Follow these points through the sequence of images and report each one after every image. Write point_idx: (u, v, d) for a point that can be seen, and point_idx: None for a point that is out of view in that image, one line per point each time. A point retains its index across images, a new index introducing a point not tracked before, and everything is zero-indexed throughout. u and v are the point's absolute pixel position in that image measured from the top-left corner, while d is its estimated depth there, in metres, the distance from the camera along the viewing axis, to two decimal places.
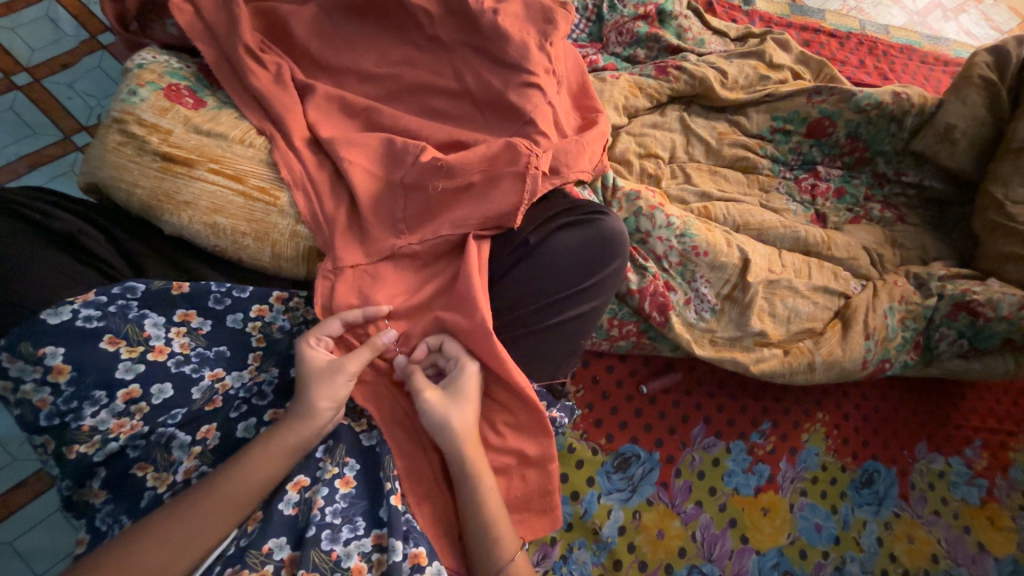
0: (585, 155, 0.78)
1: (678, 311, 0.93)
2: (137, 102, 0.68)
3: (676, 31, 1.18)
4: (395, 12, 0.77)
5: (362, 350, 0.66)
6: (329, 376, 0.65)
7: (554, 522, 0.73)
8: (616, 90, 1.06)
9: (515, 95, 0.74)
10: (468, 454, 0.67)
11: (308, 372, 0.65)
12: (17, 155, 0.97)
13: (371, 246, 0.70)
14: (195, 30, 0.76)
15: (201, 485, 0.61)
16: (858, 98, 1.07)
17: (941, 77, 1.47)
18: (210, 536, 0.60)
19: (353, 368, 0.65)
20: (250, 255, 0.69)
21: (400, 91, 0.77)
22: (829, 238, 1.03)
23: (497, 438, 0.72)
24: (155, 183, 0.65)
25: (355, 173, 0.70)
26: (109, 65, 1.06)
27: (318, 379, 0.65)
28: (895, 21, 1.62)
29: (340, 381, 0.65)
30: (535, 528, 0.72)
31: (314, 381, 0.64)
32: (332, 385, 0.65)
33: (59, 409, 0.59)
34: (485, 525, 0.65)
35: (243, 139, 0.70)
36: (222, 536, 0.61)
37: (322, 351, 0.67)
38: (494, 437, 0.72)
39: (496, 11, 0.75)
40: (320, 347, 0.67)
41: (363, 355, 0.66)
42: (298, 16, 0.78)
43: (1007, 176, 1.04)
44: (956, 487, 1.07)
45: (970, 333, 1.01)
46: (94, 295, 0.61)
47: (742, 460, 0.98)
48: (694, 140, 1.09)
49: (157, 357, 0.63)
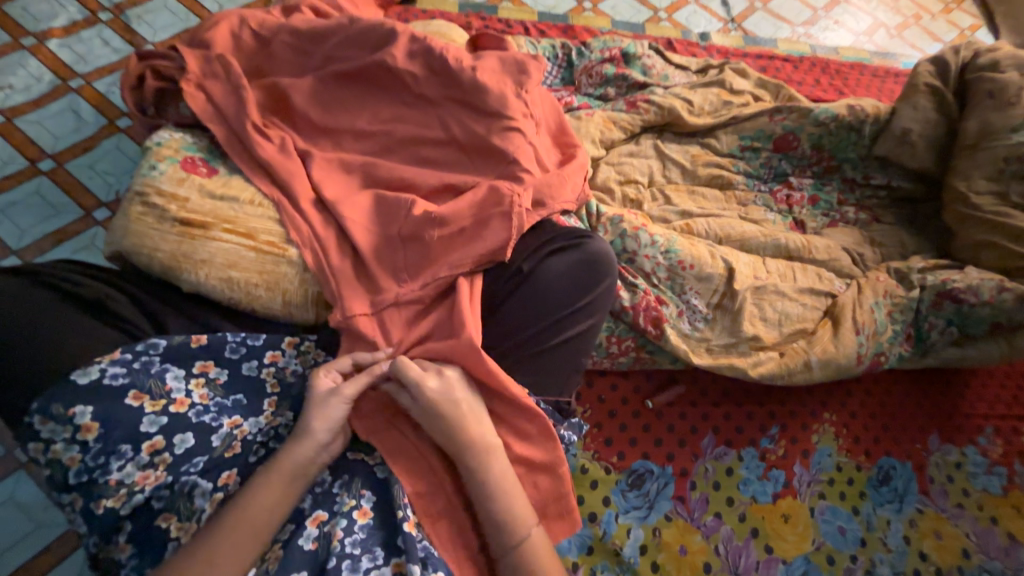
0: (566, 187, 0.85)
1: (673, 323, 0.96)
2: (156, 175, 0.75)
3: (641, 69, 1.29)
4: (383, 76, 0.86)
5: (360, 376, 0.70)
6: (325, 400, 0.68)
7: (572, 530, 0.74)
8: (592, 126, 1.15)
9: (498, 138, 0.82)
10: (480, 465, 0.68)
11: (310, 397, 0.69)
12: (42, 234, 1.04)
13: (375, 295, 0.74)
14: (207, 109, 0.85)
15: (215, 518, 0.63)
16: (815, 113, 1.16)
17: (893, 87, 1.58)
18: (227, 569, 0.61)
19: (348, 392, 0.68)
20: (262, 305, 0.74)
21: (392, 144, 0.85)
22: (808, 242, 1.09)
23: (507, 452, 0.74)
24: (174, 246, 0.71)
25: (356, 230, 0.76)
26: (126, 145, 1.15)
27: (318, 402, 0.68)
28: (843, 42, 1.76)
29: (336, 404, 0.68)
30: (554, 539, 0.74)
31: (313, 405, 0.68)
32: (327, 407, 0.68)
33: (87, 465, 0.62)
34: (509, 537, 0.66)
35: (253, 200, 0.77)
36: (242, 570, 0.62)
37: (329, 380, 0.70)
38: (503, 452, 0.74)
39: (474, 68, 0.84)
40: (328, 377, 0.70)
41: (361, 380, 0.70)
42: (297, 88, 0.87)
43: (967, 170, 1.10)
44: (975, 477, 1.06)
45: (958, 321, 1.04)
46: (120, 353, 0.65)
47: (756, 467, 0.98)
48: (669, 164, 1.17)
49: (179, 408, 0.66)
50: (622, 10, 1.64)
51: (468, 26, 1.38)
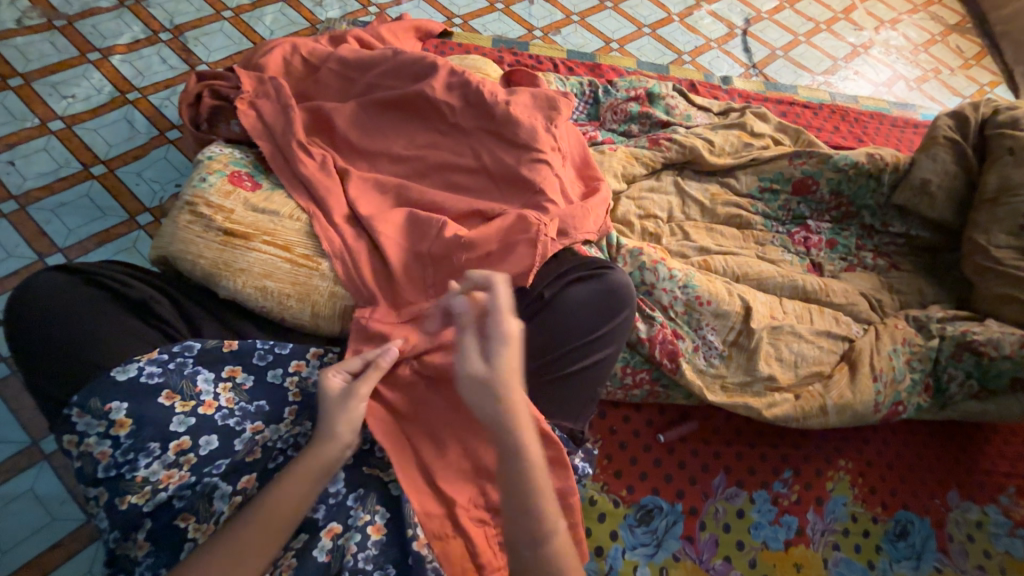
0: (589, 219, 0.88)
1: (688, 358, 0.97)
2: (206, 187, 0.80)
3: (664, 108, 1.34)
4: (421, 105, 0.91)
5: (370, 374, 0.71)
6: (343, 401, 0.69)
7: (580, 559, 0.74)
8: (615, 160, 1.19)
9: (526, 169, 0.86)
10: (523, 439, 0.63)
11: (326, 401, 0.70)
12: (88, 235, 1.10)
13: (403, 308, 0.78)
14: (256, 128, 0.90)
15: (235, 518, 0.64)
16: (835, 159, 1.19)
17: (911, 137, 1.61)
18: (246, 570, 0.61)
19: (364, 390, 0.70)
20: (292, 314, 0.77)
21: (425, 169, 0.89)
22: (826, 285, 1.10)
23: None
24: (216, 254, 0.75)
25: (388, 245, 0.79)
26: (174, 156, 1.22)
27: (335, 405, 0.69)
28: (862, 91, 1.81)
29: (354, 403, 0.69)
30: None
31: (332, 407, 0.69)
32: (347, 409, 0.69)
33: (116, 460, 0.64)
34: (541, 536, 0.60)
35: (292, 215, 0.81)
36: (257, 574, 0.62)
37: (338, 380, 0.71)
38: None
39: (508, 102, 0.89)
40: (336, 376, 0.71)
41: (372, 377, 0.71)
42: (340, 112, 0.92)
43: (986, 224, 1.11)
44: (997, 539, 1.02)
45: (978, 373, 1.03)
46: (157, 353, 0.68)
47: (767, 512, 0.96)
48: (689, 201, 1.20)
49: (206, 410, 0.69)
50: (647, 52, 1.71)
51: (501, 60, 1.45)
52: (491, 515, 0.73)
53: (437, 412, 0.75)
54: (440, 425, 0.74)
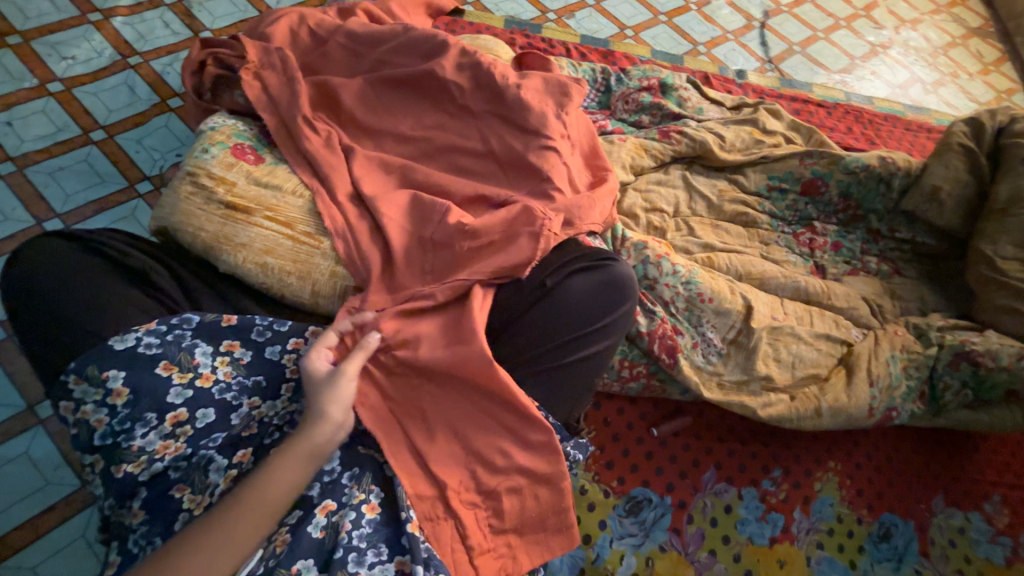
0: (596, 209, 0.86)
1: (686, 354, 0.97)
2: (208, 158, 0.78)
3: (676, 100, 1.31)
4: (430, 85, 0.89)
5: (354, 353, 0.71)
6: (330, 381, 0.69)
7: (569, 542, 0.75)
8: (623, 151, 1.17)
9: (535, 156, 0.84)
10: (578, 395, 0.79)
11: (312, 382, 0.69)
12: (86, 201, 1.08)
13: (400, 291, 0.77)
14: (260, 100, 0.88)
15: (234, 492, 0.64)
16: (846, 161, 1.17)
17: (924, 142, 1.58)
18: (244, 542, 0.62)
19: (350, 369, 0.69)
20: (292, 292, 0.77)
21: (431, 151, 0.88)
22: (828, 288, 1.09)
23: (505, 459, 0.73)
24: (217, 228, 0.75)
25: (391, 227, 0.78)
26: (175, 124, 1.20)
27: (322, 385, 0.69)
28: (877, 93, 1.78)
29: (342, 383, 0.69)
30: (552, 549, 0.74)
31: (319, 388, 0.69)
32: (335, 389, 0.68)
33: (113, 429, 0.64)
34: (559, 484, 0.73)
35: (295, 191, 0.79)
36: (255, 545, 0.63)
37: (321, 361, 0.71)
38: (501, 459, 0.73)
39: (519, 86, 0.87)
40: (319, 357, 0.71)
41: (357, 357, 0.71)
42: (347, 88, 0.90)
43: (994, 234, 1.10)
44: (977, 544, 1.04)
45: (973, 383, 1.03)
46: (155, 324, 0.68)
47: (755, 509, 0.98)
48: (696, 196, 1.19)
49: (204, 383, 0.68)
50: (662, 41, 1.68)
51: (512, 42, 1.42)
52: (482, 499, 0.73)
53: (431, 396, 0.75)
54: (434, 409, 0.75)
